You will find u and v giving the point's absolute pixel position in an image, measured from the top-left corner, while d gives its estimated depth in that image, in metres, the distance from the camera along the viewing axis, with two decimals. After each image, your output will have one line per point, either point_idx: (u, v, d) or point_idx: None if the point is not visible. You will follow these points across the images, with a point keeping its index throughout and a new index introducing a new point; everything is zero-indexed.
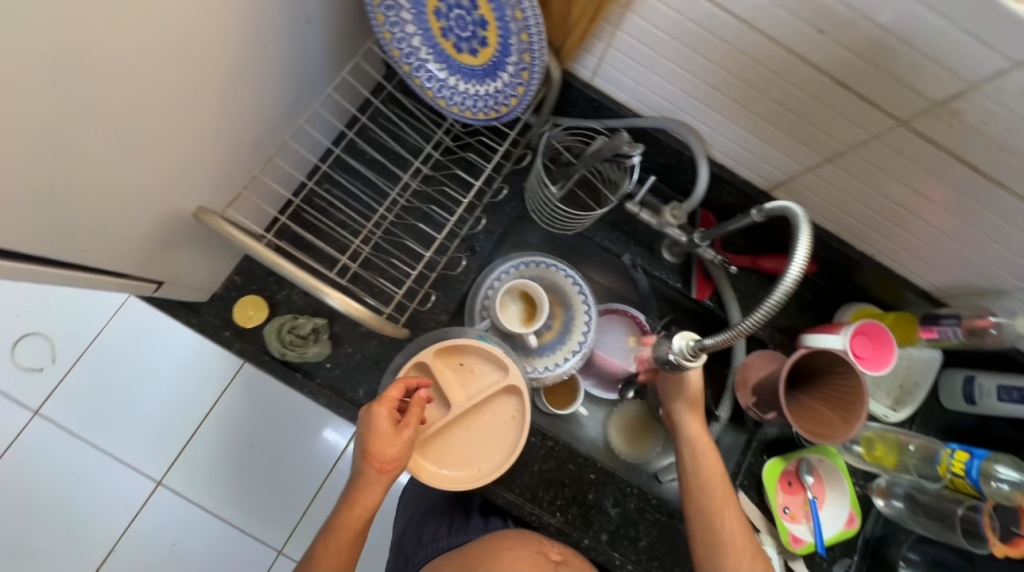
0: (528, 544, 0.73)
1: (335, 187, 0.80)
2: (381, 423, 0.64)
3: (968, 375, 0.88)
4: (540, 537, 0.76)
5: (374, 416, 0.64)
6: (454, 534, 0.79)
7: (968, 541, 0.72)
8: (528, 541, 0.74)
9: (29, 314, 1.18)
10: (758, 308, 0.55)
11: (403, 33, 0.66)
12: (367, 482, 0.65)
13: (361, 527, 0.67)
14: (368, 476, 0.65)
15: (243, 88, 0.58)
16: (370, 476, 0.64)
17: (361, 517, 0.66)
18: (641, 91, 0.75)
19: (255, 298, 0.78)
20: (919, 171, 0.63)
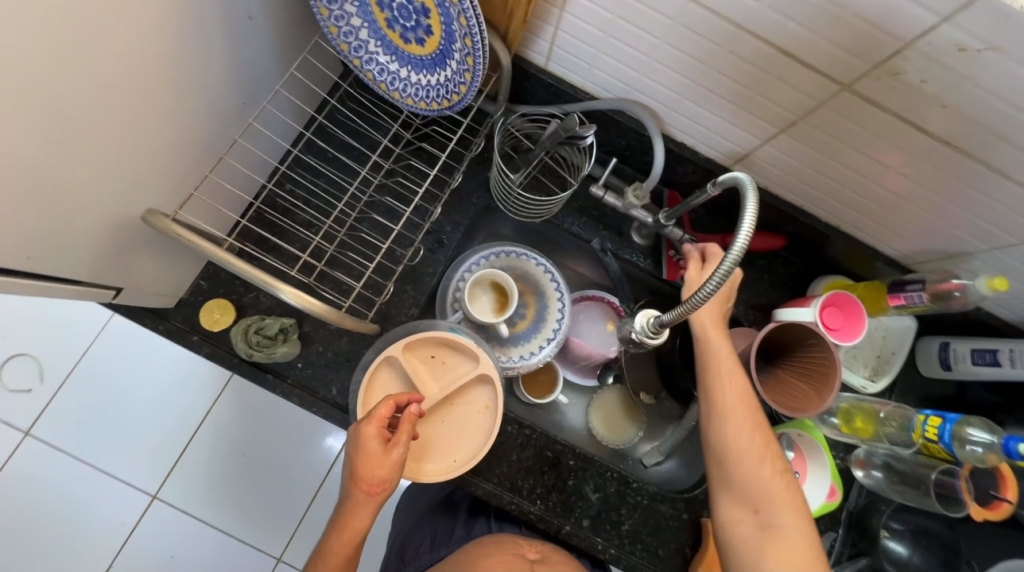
0: (506, 547, 0.73)
1: (296, 187, 0.80)
2: (369, 444, 0.60)
3: (942, 341, 0.87)
4: (516, 538, 0.77)
5: (362, 434, 0.61)
6: (436, 548, 0.79)
7: (942, 505, 0.73)
8: (506, 544, 0.75)
9: (14, 335, 1.17)
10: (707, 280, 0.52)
11: (350, 26, 0.67)
12: (357, 504, 0.61)
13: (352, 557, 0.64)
14: (358, 499, 0.61)
15: (191, 89, 0.58)
16: (361, 498, 0.61)
17: (350, 544, 0.62)
18: (595, 73, 0.75)
19: (222, 301, 0.78)
20: (872, 137, 0.63)
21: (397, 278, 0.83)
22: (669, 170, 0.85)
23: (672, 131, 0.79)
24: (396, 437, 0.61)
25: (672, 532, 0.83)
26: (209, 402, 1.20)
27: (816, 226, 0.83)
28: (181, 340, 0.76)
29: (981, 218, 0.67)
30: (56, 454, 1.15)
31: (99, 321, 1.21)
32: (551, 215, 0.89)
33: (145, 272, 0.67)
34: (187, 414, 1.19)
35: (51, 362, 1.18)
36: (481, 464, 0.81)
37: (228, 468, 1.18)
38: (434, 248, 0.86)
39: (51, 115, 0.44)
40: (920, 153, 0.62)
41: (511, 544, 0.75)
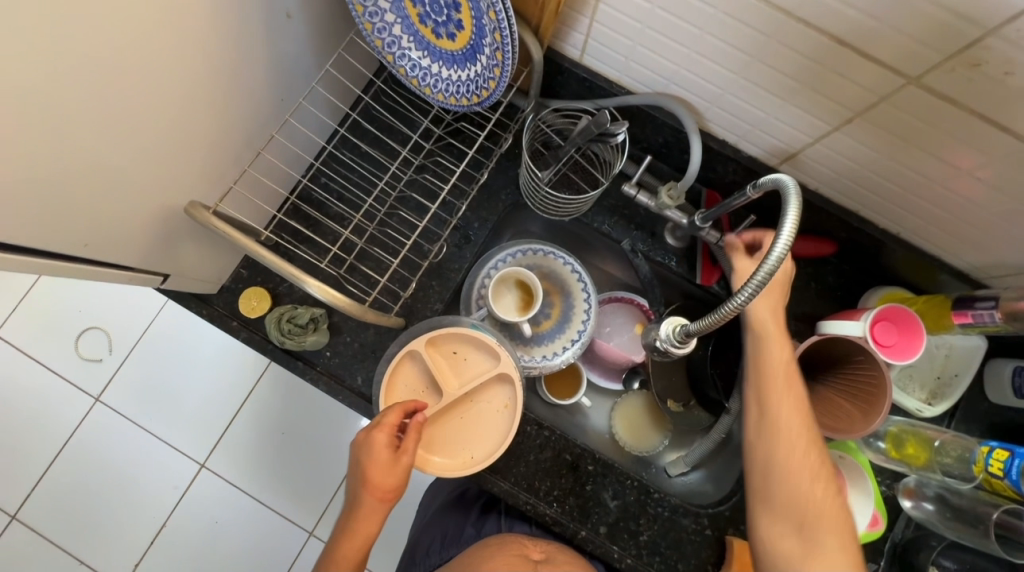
0: (510, 548, 0.72)
1: (330, 181, 0.82)
2: (380, 450, 0.64)
3: (1018, 366, 0.78)
4: (520, 539, 0.75)
5: (372, 440, 0.64)
6: (445, 549, 0.81)
7: (1003, 549, 0.66)
8: (511, 544, 0.74)
9: (87, 310, 1.29)
10: (741, 289, 0.50)
11: (384, 22, 0.67)
12: (365, 507, 0.65)
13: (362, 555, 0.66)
14: (369, 502, 0.64)
15: (233, 86, 0.61)
16: (371, 501, 0.64)
17: (360, 542, 0.66)
18: (632, 67, 0.72)
19: (259, 289, 0.82)
20: (943, 135, 0.56)
21: (423, 273, 0.84)
22: (709, 168, 0.80)
23: (713, 128, 0.74)
24: (405, 445, 0.64)
25: (693, 548, 0.80)
26: (251, 382, 1.28)
27: (871, 233, 0.76)
28: (221, 325, 0.80)
29: None
30: (118, 423, 1.26)
31: (157, 303, 1.30)
32: (581, 213, 0.87)
33: (189, 260, 0.71)
34: (233, 392, 1.28)
35: (114, 338, 1.29)
36: (499, 462, 0.80)
37: (266, 445, 1.26)
38: (460, 244, 0.86)
39: (106, 113, 0.47)
40: (999, 154, 0.55)
41: (515, 545, 0.73)
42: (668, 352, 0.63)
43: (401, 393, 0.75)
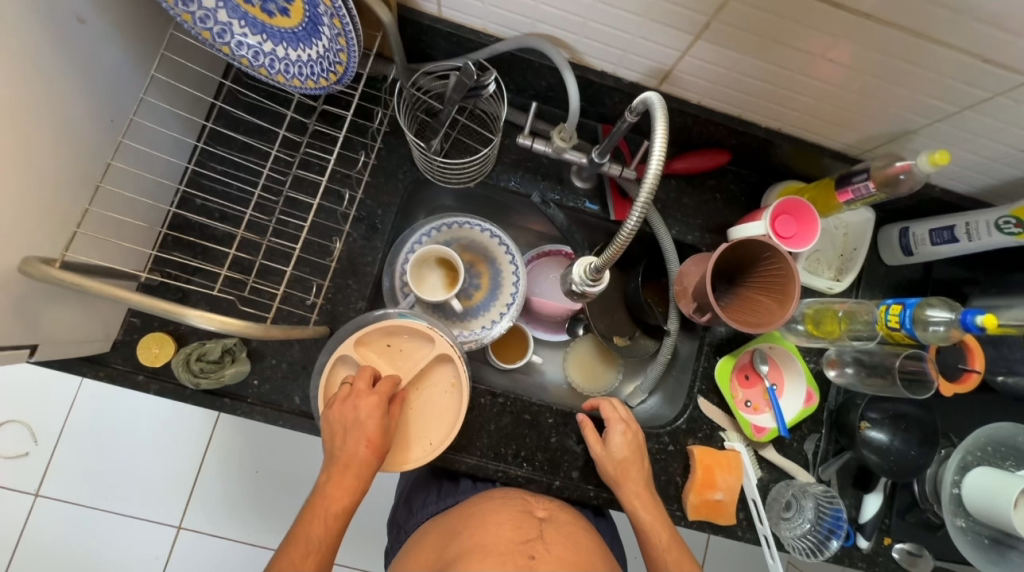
0: (514, 503, 0.75)
1: (206, 199, 0.74)
2: (373, 413, 0.66)
3: (902, 228, 0.85)
4: (525, 495, 0.78)
5: (363, 401, 0.66)
6: (443, 498, 0.82)
7: (911, 391, 0.76)
8: (513, 500, 0.76)
9: None
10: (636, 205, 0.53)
11: (204, 10, 0.59)
12: (353, 472, 0.65)
13: (343, 521, 0.65)
14: (356, 465, 0.65)
15: (41, 118, 0.52)
16: (361, 461, 0.65)
17: (343, 505, 0.64)
18: (491, 11, 0.68)
19: (158, 334, 0.74)
20: (791, 24, 0.58)
21: (333, 274, 0.78)
22: (597, 103, 0.79)
23: (590, 60, 0.73)
24: (396, 408, 0.68)
25: (661, 466, 0.84)
26: (204, 436, 1.20)
27: (757, 134, 0.79)
28: (126, 382, 0.73)
29: (920, 92, 0.63)
30: (68, 516, 1.15)
31: (72, 381, 1.17)
32: (484, 175, 0.84)
33: (59, 324, 0.62)
34: (187, 450, 1.19)
35: (36, 429, 1.15)
36: (459, 440, 0.80)
37: (237, 489, 1.19)
38: (368, 235, 0.80)
39: None
40: (843, 33, 0.58)
41: (520, 501, 0.76)
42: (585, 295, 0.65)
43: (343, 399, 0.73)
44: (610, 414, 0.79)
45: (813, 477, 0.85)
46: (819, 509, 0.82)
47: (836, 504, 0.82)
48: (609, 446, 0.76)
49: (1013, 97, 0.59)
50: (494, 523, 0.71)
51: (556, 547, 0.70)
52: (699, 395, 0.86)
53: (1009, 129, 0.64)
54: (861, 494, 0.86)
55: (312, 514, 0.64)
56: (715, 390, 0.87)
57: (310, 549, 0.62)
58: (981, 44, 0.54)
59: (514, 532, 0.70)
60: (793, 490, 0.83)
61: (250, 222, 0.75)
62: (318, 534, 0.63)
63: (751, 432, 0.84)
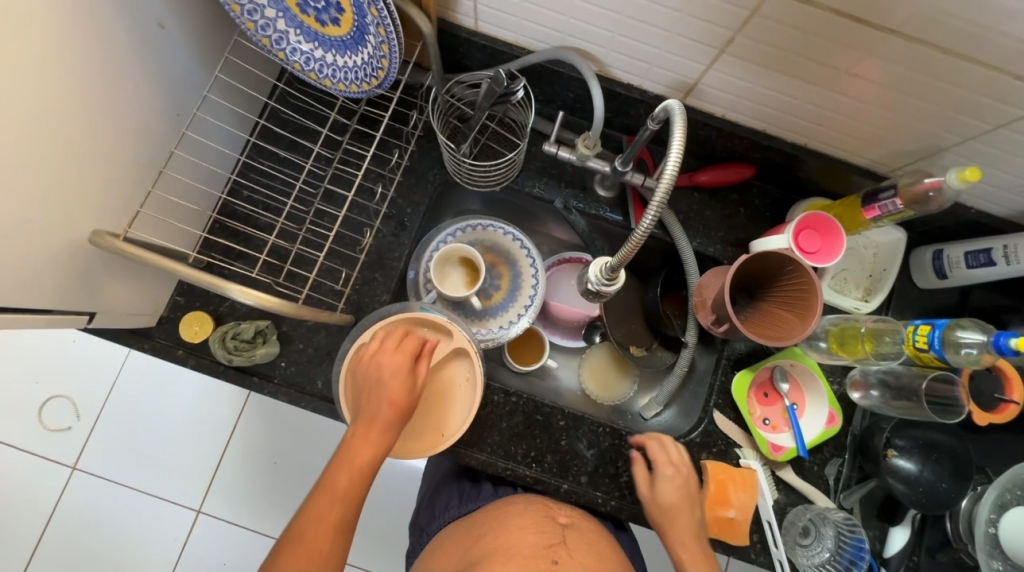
0: (538, 509, 0.77)
1: (253, 191, 0.81)
2: (400, 369, 0.69)
3: (936, 249, 0.82)
4: (547, 502, 0.80)
5: (388, 357, 0.69)
6: (465, 502, 0.84)
7: (938, 415, 0.72)
8: (535, 506, 0.78)
9: (45, 377, 1.23)
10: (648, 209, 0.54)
11: (266, 19, 0.66)
12: (377, 423, 0.67)
13: (364, 474, 0.66)
14: (380, 417, 0.67)
15: (117, 108, 0.58)
16: (385, 414, 0.67)
17: (366, 457, 0.65)
18: (524, 25, 0.72)
19: (199, 313, 0.79)
20: (816, 39, 0.59)
21: (361, 266, 0.83)
22: (622, 115, 0.82)
23: (616, 73, 0.76)
24: (422, 367, 0.70)
25: None
26: (234, 418, 1.26)
27: (782, 149, 0.79)
28: (167, 356, 0.78)
29: (951, 108, 0.63)
30: (102, 490, 1.22)
31: (121, 354, 1.25)
32: (509, 179, 0.87)
33: (117, 295, 0.68)
34: (215, 434, 1.25)
35: (79, 407, 1.24)
36: (469, 435, 0.81)
37: (258, 476, 1.24)
38: (396, 231, 0.84)
39: None
40: (869, 48, 0.58)
41: (542, 507, 0.78)
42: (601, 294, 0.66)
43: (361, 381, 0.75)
44: (657, 456, 0.78)
45: (834, 504, 0.82)
46: (839, 539, 0.79)
47: (858, 533, 0.78)
48: (655, 489, 0.76)
49: None
50: (518, 525, 0.73)
51: (579, 552, 0.71)
52: (714, 409, 0.85)
53: None
54: (886, 526, 0.82)
55: (334, 465, 0.65)
56: (731, 405, 0.85)
57: (332, 499, 0.64)
58: (1011, 61, 0.54)
59: (539, 536, 0.71)
60: (811, 515, 0.80)
61: (290, 214, 0.81)
62: (339, 485, 0.64)
63: (768, 450, 0.82)
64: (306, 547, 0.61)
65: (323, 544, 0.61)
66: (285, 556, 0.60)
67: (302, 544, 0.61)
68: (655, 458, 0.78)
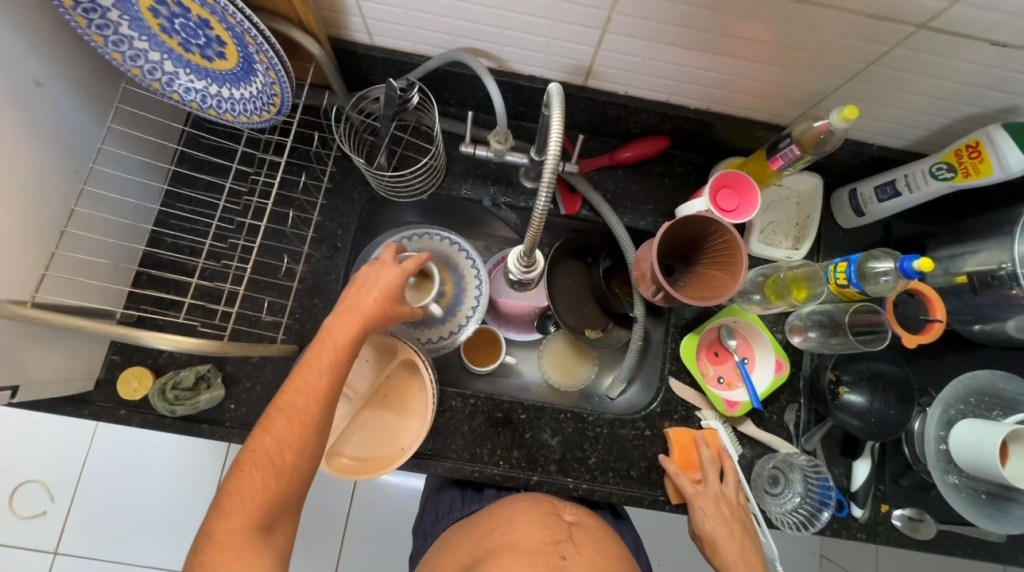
0: (543, 506, 0.76)
1: (176, 237, 0.80)
2: (388, 266, 0.65)
3: (850, 189, 0.85)
4: (552, 499, 0.79)
5: (378, 269, 0.65)
6: (467, 505, 0.83)
7: (863, 342, 0.75)
8: (540, 502, 0.77)
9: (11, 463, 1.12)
10: (540, 196, 0.56)
11: (151, 62, 0.65)
12: (357, 330, 0.62)
13: (339, 382, 0.60)
14: (359, 326, 0.62)
15: (3, 172, 0.57)
16: (360, 314, 0.62)
17: (339, 366, 0.60)
18: (416, 33, 0.73)
19: (137, 369, 0.77)
20: (687, 7, 0.61)
21: (297, 295, 0.82)
22: (532, 106, 0.83)
23: (515, 66, 0.77)
24: (410, 270, 0.65)
25: (639, 452, 0.83)
26: (219, 473, 1.18)
27: (688, 116, 0.82)
28: (109, 418, 0.76)
29: (826, 55, 0.65)
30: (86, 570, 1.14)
31: (88, 426, 1.17)
32: (435, 186, 0.88)
33: (41, 363, 0.66)
34: (200, 491, 1.17)
35: (52, 487, 1.14)
36: (432, 444, 0.81)
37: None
38: (330, 254, 0.84)
39: None
40: (735, 10, 0.60)
41: (548, 504, 0.76)
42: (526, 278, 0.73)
43: None
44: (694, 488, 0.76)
45: (797, 449, 0.84)
46: (807, 482, 0.81)
47: (823, 474, 0.80)
48: (698, 520, 0.74)
49: (909, 47, 0.61)
50: (525, 522, 0.72)
51: (587, 549, 0.70)
52: (670, 376, 0.86)
53: (918, 79, 0.66)
54: (850, 461, 0.84)
55: (304, 373, 0.59)
56: (685, 370, 0.87)
57: (304, 407, 0.58)
58: (867, 2, 0.56)
59: (546, 532, 0.71)
60: (777, 463, 0.82)
61: (216, 253, 0.80)
62: (310, 393, 0.59)
63: (724, 408, 0.83)
64: (275, 463, 0.57)
65: (294, 456, 0.57)
66: (251, 470, 0.56)
67: (266, 455, 0.57)
68: (692, 489, 0.76)
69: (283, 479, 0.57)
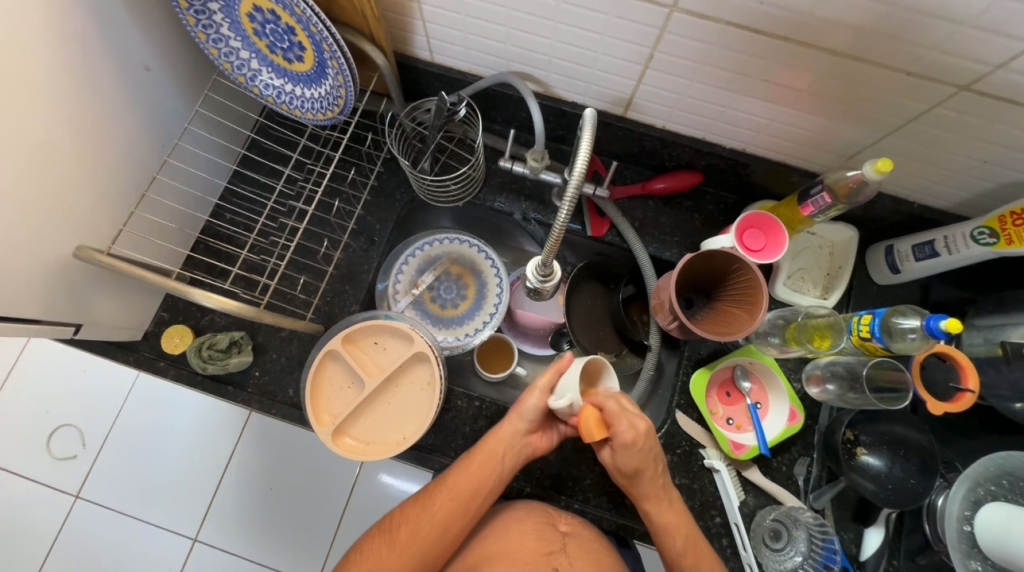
0: (538, 514, 0.73)
1: (235, 213, 0.88)
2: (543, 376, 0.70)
3: (886, 246, 0.84)
4: (547, 507, 0.76)
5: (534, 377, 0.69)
6: None
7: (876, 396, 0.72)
8: (536, 510, 0.75)
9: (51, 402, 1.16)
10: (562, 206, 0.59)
11: (240, 59, 0.75)
12: (505, 443, 0.69)
13: (476, 486, 0.67)
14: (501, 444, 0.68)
15: (102, 137, 0.66)
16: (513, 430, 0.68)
17: (476, 473, 0.68)
18: (472, 55, 0.79)
19: (181, 327, 0.85)
20: (729, 53, 0.64)
21: (331, 279, 0.88)
22: (572, 131, 0.88)
23: (560, 92, 0.82)
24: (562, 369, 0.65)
25: None
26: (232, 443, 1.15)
27: (723, 155, 0.84)
28: (150, 368, 0.83)
29: (864, 110, 0.66)
30: (99, 521, 1.13)
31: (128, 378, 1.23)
32: (471, 195, 0.93)
33: (103, 309, 0.74)
34: (212, 457, 1.14)
35: (85, 433, 1.16)
36: (432, 440, 0.83)
37: (257, 504, 1.12)
38: (366, 246, 0.90)
39: None
40: (773, 56, 0.62)
41: (543, 513, 0.74)
42: (540, 289, 0.76)
43: (324, 388, 0.79)
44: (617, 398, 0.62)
45: (804, 505, 0.80)
46: (812, 543, 0.76)
47: (830, 536, 0.75)
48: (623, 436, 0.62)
49: (950, 108, 0.61)
50: (518, 532, 0.71)
51: (581, 562, 0.68)
52: (677, 409, 0.85)
53: (958, 141, 0.65)
54: (862, 528, 0.79)
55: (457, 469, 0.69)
56: (693, 406, 0.85)
57: (437, 498, 0.67)
58: (905, 62, 0.57)
59: (539, 543, 0.69)
60: (778, 515, 0.78)
61: (265, 232, 0.88)
62: (448, 486, 0.68)
63: (729, 449, 0.81)
64: (395, 535, 0.66)
65: (412, 538, 0.65)
66: (377, 536, 0.67)
67: (392, 527, 0.67)
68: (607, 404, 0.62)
69: (395, 554, 0.64)
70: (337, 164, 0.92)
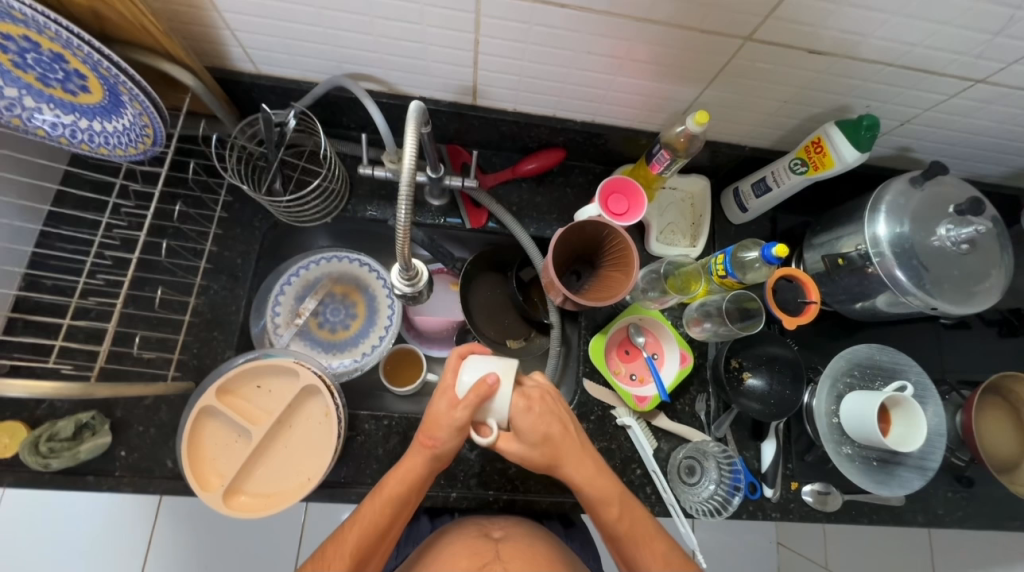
0: (471, 532, 0.75)
1: (56, 278, 0.76)
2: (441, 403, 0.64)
3: (733, 189, 0.92)
4: (480, 521, 0.78)
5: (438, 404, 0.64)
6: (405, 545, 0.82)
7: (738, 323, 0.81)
8: (470, 529, 0.76)
9: None
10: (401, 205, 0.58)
11: (8, 99, 0.62)
12: (409, 478, 0.66)
13: (379, 533, 0.64)
14: (407, 479, 0.66)
15: None
16: (418, 462, 0.66)
17: (380, 518, 0.64)
18: (299, 61, 0.74)
19: (9, 425, 0.70)
20: (548, 29, 0.65)
21: (194, 329, 0.79)
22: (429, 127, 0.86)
23: (405, 89, 0.80)
24: (479, 395, 0.60)
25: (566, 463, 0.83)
26: (147, 529, 1.07)
27: (577, 128, 0.87)
28: None
29: (680, 69, 0.71)
30: None
31: None
32: (338, 209, 0.87)
33: None
34: (125, 550, 1.05)
35: None
36: (344, 472, 0.78)
37: None
38: (230, 284, 0.81)
39: None
40: (586, 28, 0.65)
41: (476, 528, 0.76)
42: (416, 294, 0.74)
43: (206, 448, 0.71)
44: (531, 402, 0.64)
45: (709, 437, 0.86)
46: (721, 469, 0.85)
47: (733, 458, 0.84)
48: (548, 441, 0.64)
49: (745, 58, 0.68)
50: (449, 555, 0.70)
51: (515, 562, 0.68)
52: (584, 378, 0.88)
53: (761, 87, 0.73)
54: (758, 444, 0.87)
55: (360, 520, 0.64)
56: (598, 371, 0.88)
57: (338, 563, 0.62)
58: (696, 20, 0.62)
59: (471, 559, 0.68)
60: (689, 451, 0.86)
61: (100, 293, 0.76)
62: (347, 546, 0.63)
63: (634, 403, 0.85)
64: None
65: None
66: None
67: None
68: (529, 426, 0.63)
69: None
70: (162, 199, 0.82)
